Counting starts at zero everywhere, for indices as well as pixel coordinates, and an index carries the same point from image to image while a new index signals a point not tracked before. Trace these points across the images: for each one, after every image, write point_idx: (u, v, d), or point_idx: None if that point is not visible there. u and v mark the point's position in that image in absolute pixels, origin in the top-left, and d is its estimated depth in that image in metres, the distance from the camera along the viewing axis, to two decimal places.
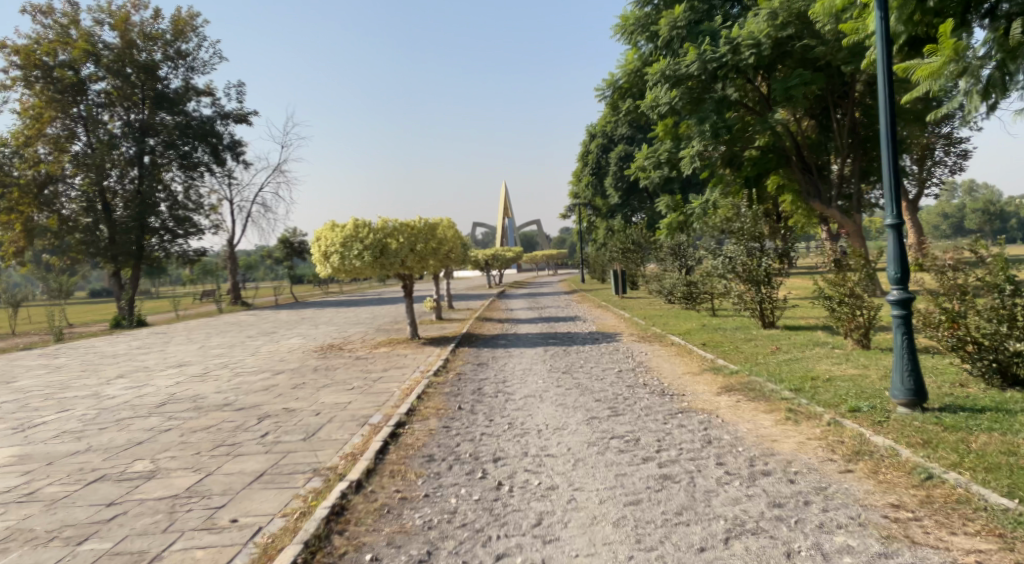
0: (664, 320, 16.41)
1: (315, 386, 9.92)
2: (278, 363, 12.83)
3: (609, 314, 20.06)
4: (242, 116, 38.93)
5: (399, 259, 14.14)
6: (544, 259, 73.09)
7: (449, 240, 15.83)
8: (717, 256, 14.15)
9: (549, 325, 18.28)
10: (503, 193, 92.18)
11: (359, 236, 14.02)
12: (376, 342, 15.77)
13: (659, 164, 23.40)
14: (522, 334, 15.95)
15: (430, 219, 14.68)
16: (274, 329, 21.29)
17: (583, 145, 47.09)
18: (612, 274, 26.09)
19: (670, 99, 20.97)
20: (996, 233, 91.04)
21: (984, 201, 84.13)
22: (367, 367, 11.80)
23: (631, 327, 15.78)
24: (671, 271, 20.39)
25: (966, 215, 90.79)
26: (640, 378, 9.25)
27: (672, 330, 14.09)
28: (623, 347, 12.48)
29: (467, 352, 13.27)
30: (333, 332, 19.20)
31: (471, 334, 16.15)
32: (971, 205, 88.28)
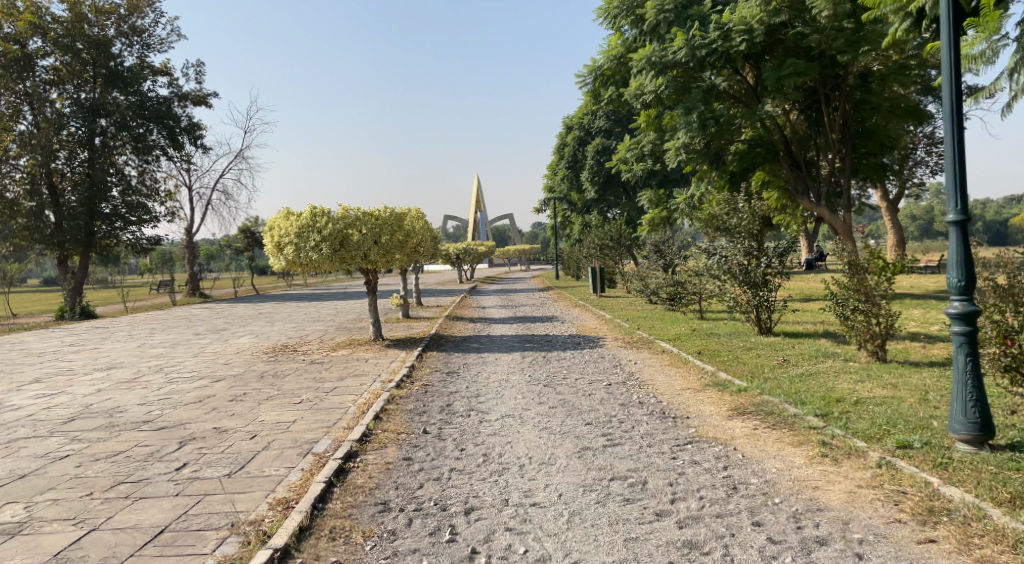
0: (649, 323, 15.29)
1: (258, 399, 8.50)
2: (222, 367, 11.34)
3: (587, 315, 18.89)
4: (201, 98, 37.17)
5: (361, 252, 12.78)
6: (517, 253, 71.97)
7: (419, 232, 14.50)
8: (709, 255, 13.14)
9: (525, 325, 17.04)
10: (476, 187, 90.76)
11: (316, 225, 12.63)
12: (336, 343, 14.35)
13: (642, 157, 22.33)
14: (496, 336, 14.66)
15: (396, 208, 13.33)
16: (227, 324, 19.66)
17: (559, 138, 46.04)
18: (590, 271, 25.00)
19: (656, 88, 19.99)
20: (961, 237, 92.51)
21: (950, 205, 85.19)
22: (321, 373, 10.39)
23: (615, 329, 14.74)
24: (655, 270, 19.32)
25: (933, 218, 92.06)
26: (635, 395, 8.04)
27: (661, 335, 13.01)
28: (608, 355, 11.28)
29: (436, 356, 11.95)
30: (290, 329, 17.71)
31: (441, 336, 14.81)
32: (938, 209, 89.50)
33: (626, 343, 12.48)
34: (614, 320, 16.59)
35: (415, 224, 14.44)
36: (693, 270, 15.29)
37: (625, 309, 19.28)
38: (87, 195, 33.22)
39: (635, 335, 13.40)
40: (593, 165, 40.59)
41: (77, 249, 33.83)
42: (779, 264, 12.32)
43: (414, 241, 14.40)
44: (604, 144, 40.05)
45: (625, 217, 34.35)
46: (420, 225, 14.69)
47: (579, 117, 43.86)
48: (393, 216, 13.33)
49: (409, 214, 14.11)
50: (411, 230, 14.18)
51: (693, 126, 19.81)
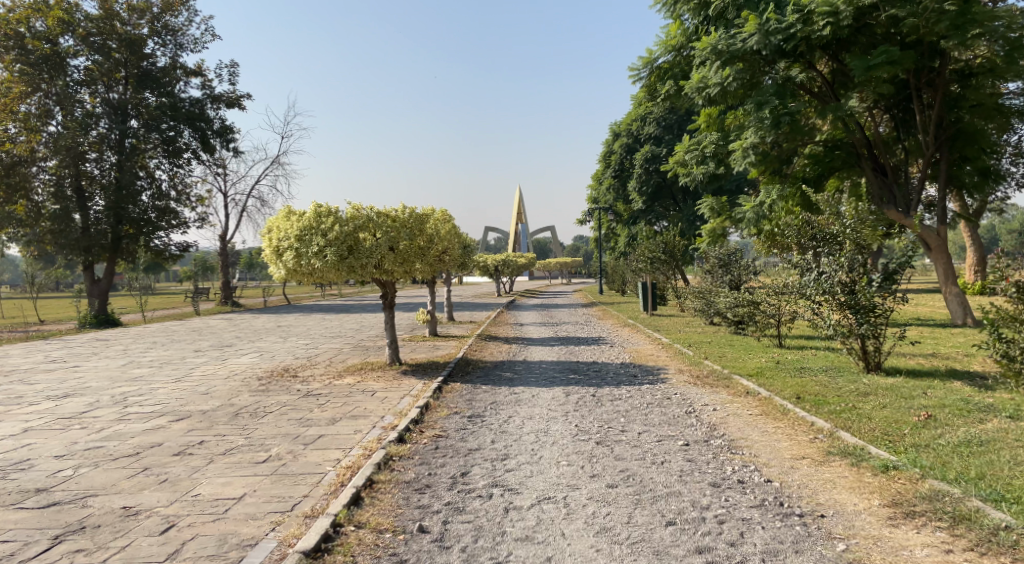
0: (717, 351, 12.70)
1: (212, 454, 6.32)
2: (198, 398, 9.26)
3: (640, 338, 16.37)
4: (234, 100, 35.96)
5: (373, 259, 10.60)
6: (558, 266, 69.59)
7: (447, 239, 12.28)
8: (799, 272, 10.65)
9: (568, 349, 14.68)
10: (518, 198, 88.67)
11: (320, 227, 10.54)
12: (347, 367, 12.19)
13: (703, 159, 19.48)
14: (535, 362, 12.33)
15: (417, 207, 11.16)
16: (237, 339, 17.72)
17: (605, 145, 43.66)
18: (641, 286, 22.46)
19: (722, 79, 17.54)
20: None
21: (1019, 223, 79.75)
22: (313, 411, 8.21)
23: (678, 358, 12.26)
24: (720, 288, 16.80)
25: (1002, 236, 86.60)
26: (729, 468, 5.64)
27: (738, 369, 10.53)
28: (674, 395, 8.85)
29: (460, 389, 9.71)
30: (301, 347, 15.65)
31: (469, 360, 12.56)
32: (1007, 226, 84.17)
33: (695, 378, 10.03)
34: (674, 345, 14.10)
35: (442, 230, 12.23)
36: (773, 287, 12.75)
37: (684, 332, 16.72)
38: (114, 200, 32.05)
39: (707, 368, 10.91)
40: (641, 174, 38.21)
41: (102, 254, 32.74)
42: (893, 284, 9.78)
43: (439, 249, 12.18)
44: (654, 151, 37.62)
45: (677, 229, 31.71)
46: (448, 231, 12.48)
47: (627, 124, 41.57)
48: (415, 219, 11.11)
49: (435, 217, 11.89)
50: (437, 236, 11.95)
51: (766, 124, 17.17)
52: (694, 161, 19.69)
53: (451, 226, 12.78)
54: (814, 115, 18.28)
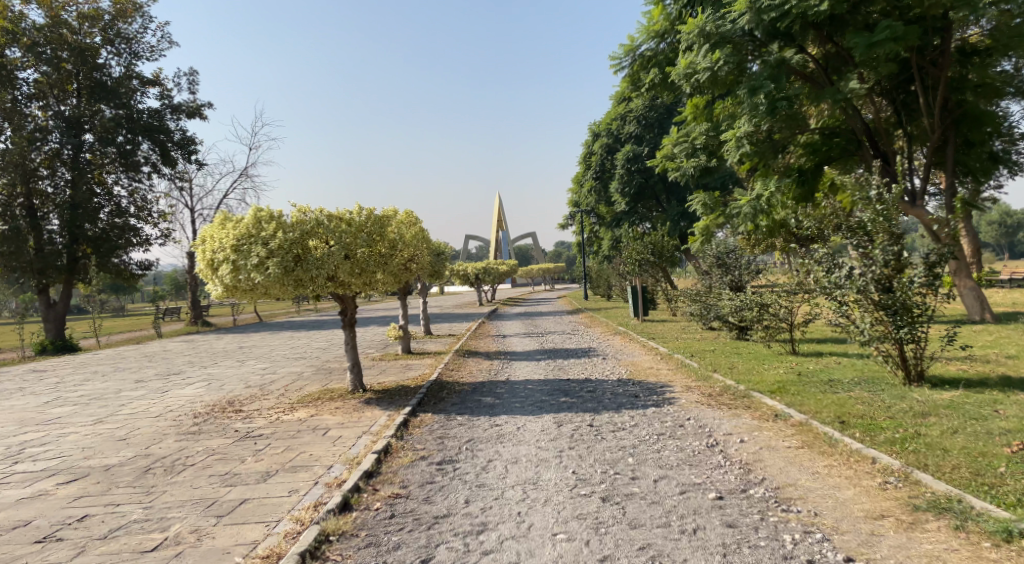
0: (726, 361, 11.23)
1: (87, 539, 4.69)
2: (110, 446, 7.58)
3: (635, 347, 14.87)
4: (195, 110, 34.16)
5: (324, 270, 8.98)
6: (540, 272, 68.24)
7: (415, 244, 10.70)
8: (820, 270, 9.27)
9: (556, 363, 13.18)
10: (497, 205, 87.13)
11: (260, 234, 8.94)
12: (303, 396, 10.52)
13: (693, 152, 17.98)
14: (519, 382, 10.74)
15: (375, 208, 9.59)
16: (189, 364, 15.94)
17: (585, 146, 42.35)
18: (630, 291, 21.04)
19: (711, 64, 16.10)
20: (1012, 248, 86.96)
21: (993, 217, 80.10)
22: (245, 462, 6.58)
23: (683, 371, 10.80)
24: (719, 290, 15.43)
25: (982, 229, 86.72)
26: (787, 539, 4.20)
27: (755, 384, 9.08)
28: (688, 423, 7.36)
29: (431, 422, 8.12)
30: (257, 372, 13.94)
31: (445, 382, 10.95)
32: (987, 218, 84.31)
33: (707, 399, 8.54)
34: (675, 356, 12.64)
35: (409, 236, 10.66)
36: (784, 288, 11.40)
37: (683, 339, 15.27)
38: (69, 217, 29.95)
39: (719, 383, 9.43)
40: (623, 175, 37.20)
41: (59, 276, 30.46)
42: (934, 282, 8.42)
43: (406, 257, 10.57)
44: (635, 151, 36.64)
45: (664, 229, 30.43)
46: (415, 236, 10.90)
47: (606, 123, 40.46)
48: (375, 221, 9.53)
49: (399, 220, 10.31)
50: (403, 242, 10.34)
51: (762, 110, 15.72)
52: (683, 155, 18.14)
53: (419, 230, 11.21)
54: (807, 103, 16.81)
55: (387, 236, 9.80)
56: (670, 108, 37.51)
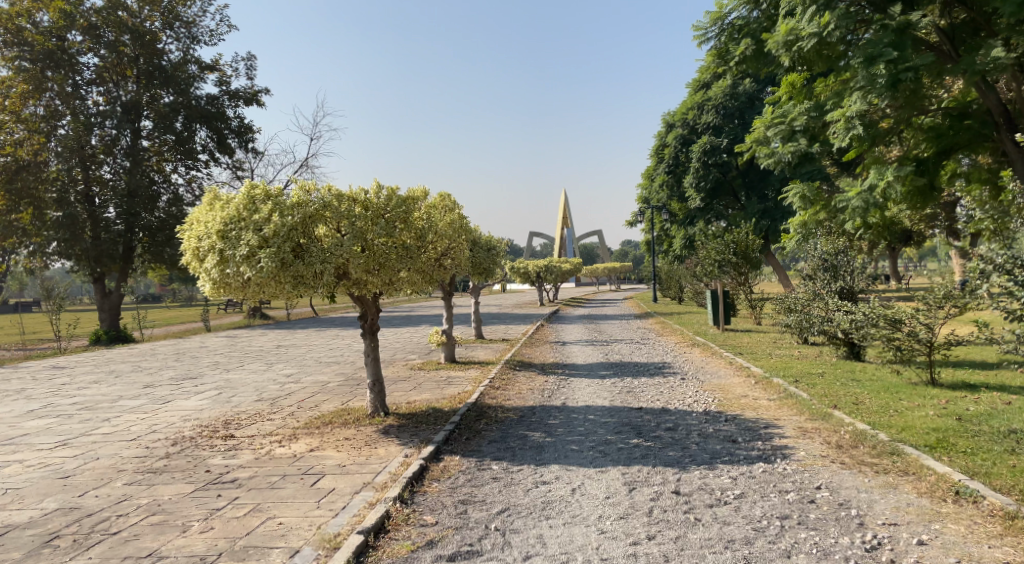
0: (846, 393, 8.72)
1: None
2: (43, 490, 5.85)
3: (720, 365, 12.44)
4: (252, 97, 33.44)
5: (331, 263, 7.07)
6: (605, 272, 65.65)
7: (452, 236, 8.65)
8: (992, 279, 6.67)
9: (625, 382, 10.95)
10: (563, 202, 84.77)
11: (253, 217, 7.11)
12: (313, 418, 8.65)
13: (790, 135, 15.32)
14: (578, 412, 8.55)
15: (400, 189, 7.60)
16: (213, 367, 14.38)
17: (657, 138, 39.58)
18: (710, 295, 18.50)
19: (819, 28, 13.43)
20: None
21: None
22: (188, 534, 4.71)
23: (790, 403, 8.38)
24: (822, 298, 12.83)
25: None
26: None
27: (900, 432, 6.64)
28: (822, 498, 5.06)
29: (457, 473, 6.05)
30: (280, 380, 12.23)
31: (486, 406, 8.89)
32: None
33: (837, 453, 6.18)
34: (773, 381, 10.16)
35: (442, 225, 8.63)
36: (923, 300, 8.87)
37: (778, 357, 12.74)
38: (125, 206, 29.06)
39: (846, 427, 6.99)
40: (698, 169, 34.88)
41: (114, 265, 29.79)
42: None
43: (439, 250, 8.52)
44: (713, 143, 34.25)
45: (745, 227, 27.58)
46: (452, 224, 8.86)
47: (681, 113, 37.81)
48: (398, 202, 7.55)
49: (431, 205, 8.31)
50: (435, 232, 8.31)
51: (881, 85, 12.84)
52: (778, 138, 15.41)
53: (455, 220, 9.19)
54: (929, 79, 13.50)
55: (414, 221, 7.79)
56: (753, 97, 34.99)
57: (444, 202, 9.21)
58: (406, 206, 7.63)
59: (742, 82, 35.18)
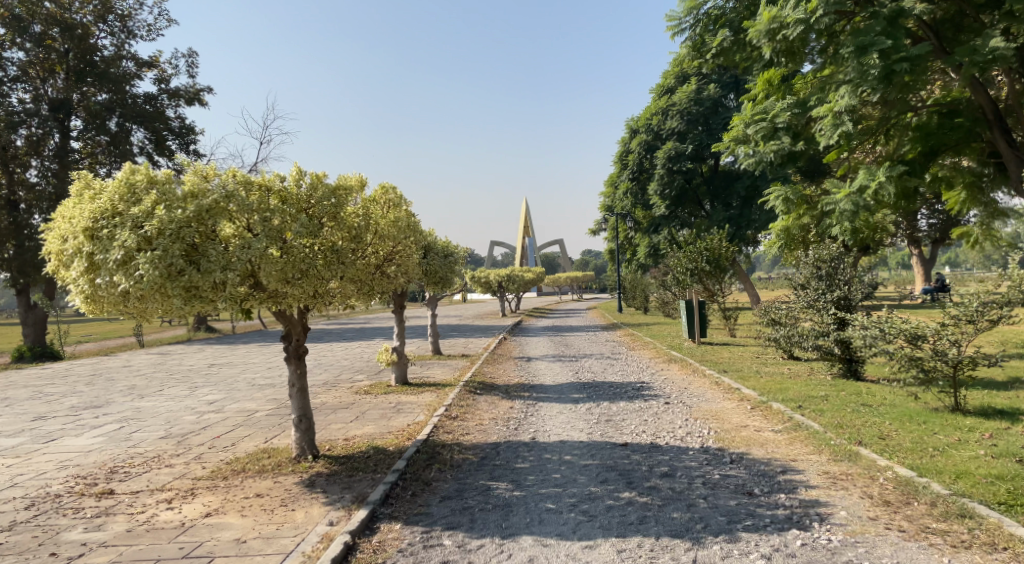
0: (866, 425, 7.38)
1: None
2: None
3: (705, 385, 11.08)
4: (195, 95, 31.14)
5: (235, 271, 5.46)
6: (568, 280, 64.66)
7: (397, 236, 7.08)
8: None
9: (602, 409, 9.51)
10: (525, 210, 83.69)
11: (132, 212, 5.43)
12: (222, 463, 6.99)
13: (772, 133, 14.13)
14: (551, 453, 7.05)
15: (324, 175, 5.98)
16: (125, 392, 12.43)
17: (621, 144, 38.57)
18: (685, 305, 17.23)
19: (806, 15, 12.24)
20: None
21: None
22: None
23: (803, 438, 7.04)
24: (811, 310, 11.49)
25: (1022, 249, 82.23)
26: None
27: (958, 481, 5.35)
28: None
29: (395, 554, 4.51)
30: (200, 409, 10.44)
31: (439, 445, 7.34)
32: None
33: (890, 516, 4.84)
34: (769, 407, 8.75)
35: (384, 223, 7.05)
36: (951, 313, 7.62)
37: (768, 376, 11.44)
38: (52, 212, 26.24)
39: (885, 473, 5.67)
40: (663, 176, 33.99)
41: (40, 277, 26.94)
42: None
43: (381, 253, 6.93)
44: (678, 149, 33.45)
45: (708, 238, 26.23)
46: (398, 222, 7.28)
47: (645, 119, 36.89)
48: (325, 191, 5.96)
49: (369, 196, 6.73)
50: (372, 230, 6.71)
51: None
52: (760, 137, 14.23)
53: (402, 217, 7.61)
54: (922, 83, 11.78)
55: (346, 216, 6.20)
56: (717, 102, 34.32)
57: (388, 197, 7.65)
58: (335, 196, 6.05)
59: (705, 87, 34.50)
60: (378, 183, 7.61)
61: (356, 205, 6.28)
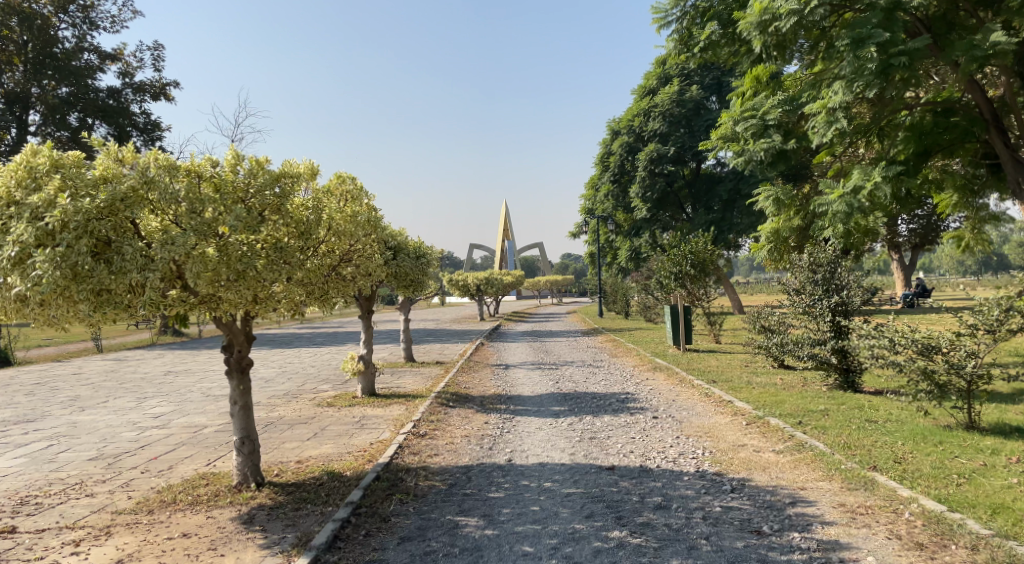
0: (878, 446, 6.71)
1: None
2: None
3: (694, 397, 10.37)
4: (160, 91, 29.95)
5: (155, 272, 4.59)
6: (547, 284, 63.96)
7: (357, 232, 6.22)
8: None
9: (584, 424, 8.75)
10: (504, 213, 82.91)
11: (32, 200, 4.55)
12: (153, 492, 6.11)
13: (762, 131, 13.51)
14: (528, 478, 6.28)
15: (268, 163, 5.12)
16: (65, 404, 11.34)
17: (602, 146, 37.99)
18: (670, 311, 16.54)
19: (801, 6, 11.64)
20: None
21: (1015, 239, 74.46)
22: None
23: (810, 461, 6.35)
24: (807, 314, 10.70)
25: (993, 256, 83.38)
26: None
27: (998, 518, 4.67)
28: None
29: None
30: (143, 424, 9.45)
31: (402, 469, 6.52)
32: (1001, 242, 81.11)
33: None
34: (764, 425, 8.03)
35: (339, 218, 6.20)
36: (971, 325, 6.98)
37: (759, 387, 10.76)
38: None
39: (910, 506, 5.00)
40: (645, 178, 33.47)
41: None
42: None
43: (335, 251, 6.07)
44: (660, 151, 32.94)
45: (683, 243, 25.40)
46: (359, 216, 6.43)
47: (627, 120, 36.36)
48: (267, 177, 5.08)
49: (322, 187, 5.89)
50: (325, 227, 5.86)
51: (869, 73, 10.74)
52: (750, 135, 13.60)
53: (363, 212, 6.78)
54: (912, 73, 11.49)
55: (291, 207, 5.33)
56: (699, 105, 33.91)
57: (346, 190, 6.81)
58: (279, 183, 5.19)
59: (688, 89, 34.04)
60: (333, 173, 6.75)
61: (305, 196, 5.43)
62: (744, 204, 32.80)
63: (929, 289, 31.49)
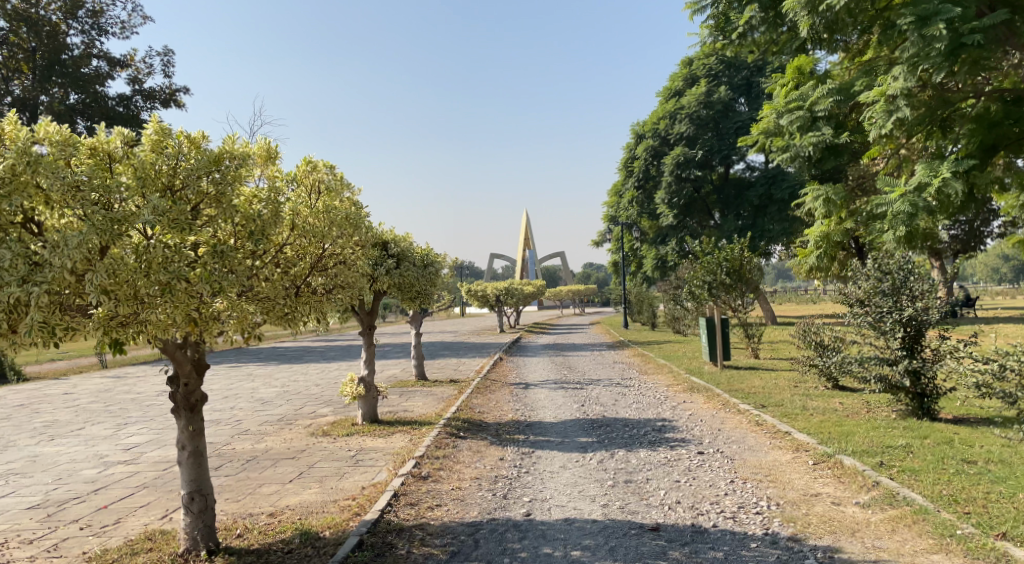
0: (994, 502, 5.31)
1: None
2: None
3: (743, 426, 8.96)
4: (170, 100, 29.18)
5: (43, 284, 3.54)
6: (570, 294, 62.51)
7: (331, 231, 5.03)
8: None
9: (616, 461, 7.43)
10: (525, 223, 81.72)
11: None
12: (81, 560, 4.92)
13: (807, 126, 12.13)
14: (550, 543, 4.98)
15: (208, 156, 4.07)
16: (36, 432, 10.14)
17: (625, 150, 36.66)
18: (705, 323, 15.13)
19: None
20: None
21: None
22: None
23: (913, 523, 5.04)
24: (870, 330, 9.35)
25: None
26: None
27: None
28: None
29: None
30: (110, 459, 8.23)
31: (393, 530, 5.25)
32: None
33: None
34: (834, 469, 6.60)
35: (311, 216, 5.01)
36: None
37: (816, 413, 9.32)
38: None
39: None
40: (671, 184, 32.07)
41: None
42: None
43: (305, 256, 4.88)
44: (687, 154, 31.53)
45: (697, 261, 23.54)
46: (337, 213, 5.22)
47: (651, 123, 34.96)
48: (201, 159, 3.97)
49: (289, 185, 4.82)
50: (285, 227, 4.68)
51: (937, 54, 9.07)
52: (794, 129, 12.23)
53: (345, 209, 5.59)
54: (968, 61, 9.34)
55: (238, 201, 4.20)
56: (727, 106, 32.46)
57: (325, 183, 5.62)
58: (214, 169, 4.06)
59: (716, 90, 32.62)
60: (302, 158, 5.57)
61: (255, 186, 4.29)
62: (776, 209, 31.17)
63: (975, 298, 29.70)
